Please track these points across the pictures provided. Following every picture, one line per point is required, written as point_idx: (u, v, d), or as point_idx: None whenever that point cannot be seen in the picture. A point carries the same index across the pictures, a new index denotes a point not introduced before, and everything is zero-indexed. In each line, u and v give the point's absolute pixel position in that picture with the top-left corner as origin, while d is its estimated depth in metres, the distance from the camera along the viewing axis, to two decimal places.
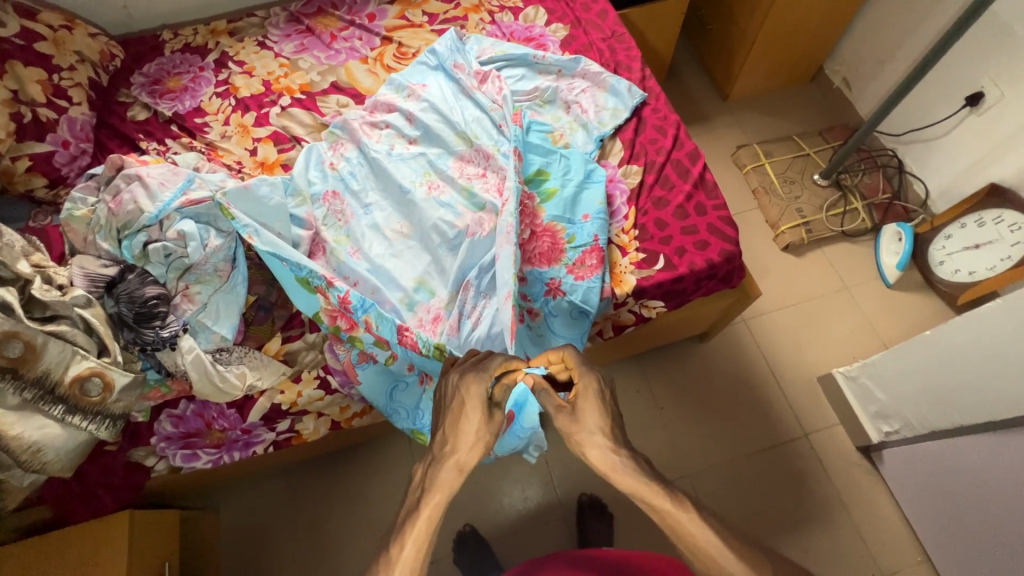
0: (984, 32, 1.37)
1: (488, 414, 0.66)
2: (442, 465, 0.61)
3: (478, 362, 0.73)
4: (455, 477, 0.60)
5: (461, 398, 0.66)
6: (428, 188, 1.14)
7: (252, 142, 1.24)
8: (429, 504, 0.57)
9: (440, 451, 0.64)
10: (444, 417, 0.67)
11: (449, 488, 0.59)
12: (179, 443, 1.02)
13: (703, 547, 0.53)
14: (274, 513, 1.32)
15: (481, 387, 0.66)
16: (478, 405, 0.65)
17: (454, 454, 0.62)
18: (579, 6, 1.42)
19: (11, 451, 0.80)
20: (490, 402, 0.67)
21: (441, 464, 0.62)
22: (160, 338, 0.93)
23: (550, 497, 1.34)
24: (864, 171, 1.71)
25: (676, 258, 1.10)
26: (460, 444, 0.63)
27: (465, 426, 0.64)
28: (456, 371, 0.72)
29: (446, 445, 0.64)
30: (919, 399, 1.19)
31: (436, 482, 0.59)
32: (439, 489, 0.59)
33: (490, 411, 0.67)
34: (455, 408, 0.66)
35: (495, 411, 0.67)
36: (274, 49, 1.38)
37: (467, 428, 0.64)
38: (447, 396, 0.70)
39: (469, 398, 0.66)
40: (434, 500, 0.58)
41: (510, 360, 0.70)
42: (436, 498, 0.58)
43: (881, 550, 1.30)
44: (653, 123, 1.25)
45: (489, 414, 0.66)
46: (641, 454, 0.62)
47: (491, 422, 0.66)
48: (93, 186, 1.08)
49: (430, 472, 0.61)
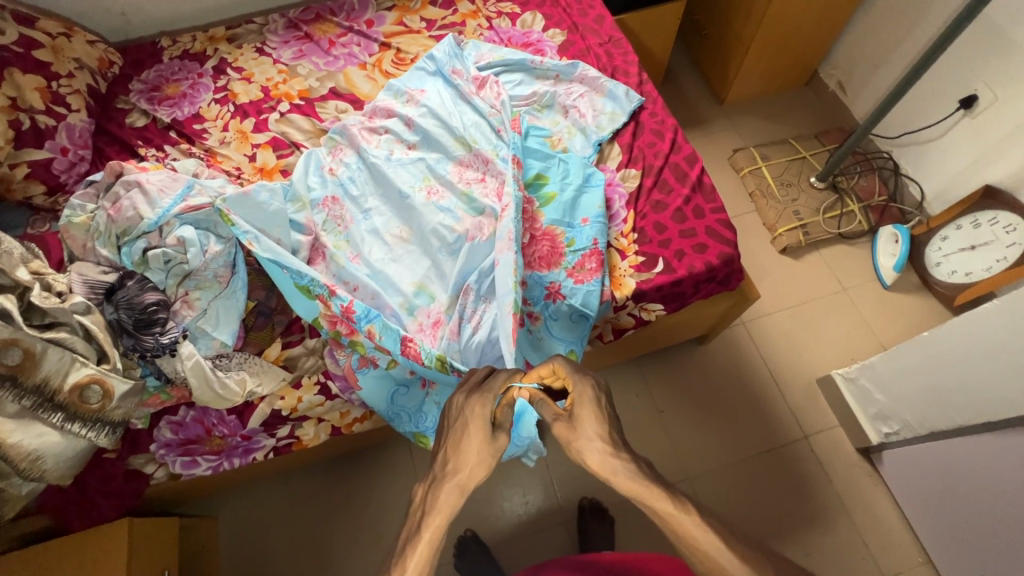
0: (977, 36, 1.38)
1: (492, 434, 0.65)
2: (442, 487, 0.61)
3: (482, 381, 0.73)
4: (457, 499, 0.60)
5: (466, 419, 0.67)
6: (427, 193, 1.14)
7: (250, 147, 1.24)
8: (430, 527, 0.57)
9: (442, 471, 0.63)
10: (447, 438, 0.67)
11: (451, 510, 0.59)
12: (178, 450, 1.01)
13: (704, 550, 0.53)
14: (273, 521, 1.31)
15: (485, 409, 0.66)
16: (482, 425, 0.65)
17: (455, 474, 0.62)
18: (577, 11, 1.43)
19: (9, 459, 0.79)
20: (494, 423, 0.66)
21: (441, 485, 0.61)
22: (159, 345, 0.93)
23: (551, 502, 1.34)
24: (859, 172, 1.73)
25: (676, 261, 1.10)
26: (464, 463, 0.63)
27: (467, 445, 0.64)
28: (461, 391, 0.74)
29: (448, 465, 0.63)
30: (917, 399, 1.20)
31: (438, 503, 0.59)
32: (441, 510, 0.59)
33: (495, 432, 0.65)
34: (459, 429, 0.66)
35: (498, 431, 0.67)
36: (273, 55, 1.38)
37: (469, 448, 0.64)
38: (451, 418, 0.70)
39: (473, 419, 0.66)
40: (434, 523, 0.57)
41: (512, 374, 0.72)
42: (436, 520, 0.58)
43: (882, 551, 1.30)
44: (651, 127, 1.26)
45: (494, 435, 0.65)
46: (643, 458, 0.61)
47: (495, 441, 0.65)
48: (93, 193, 1.07)
49: (431, 492, 0.61)
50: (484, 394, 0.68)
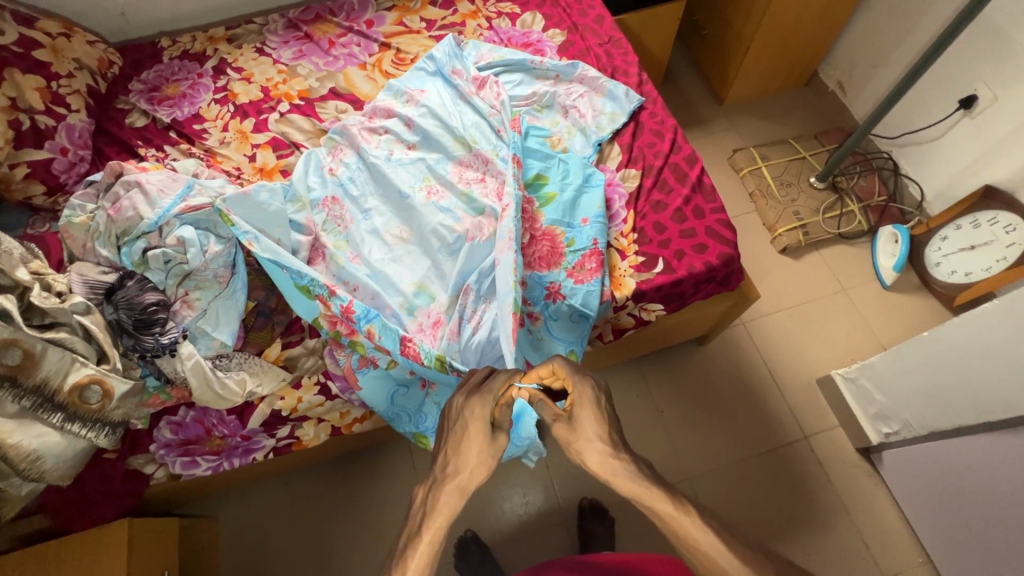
0: (976, 36, 1.38)
1: (492, 435, 0.65)
2: (443, 488, 0.61)
3: (482, 382, 0.73)
4: (457, 500, 0.60)
5: (465, 420, 0.67)
6: (427, 193, 1.14)
7: (250, 148, 1.24)
8: (430, 528, 0.57)
9: (443, 473, 0.63)
10: (447, 439, 0.67)
11: (451, 512, 0.59)
12: (178, 450, 1.01)
13: (704, 551, 0.53)
14: (273, 522, 1.31)
15: (485, 410, 0.66)
16: (482, 426, 0.65)
17: (455, 476, 0.62)
18: (576, 12, 1.43)
19: (9, 460, 0.79)
20: (494, 424, 0.66)
21: (442, 486, 0.61)
22: (159, 345, 0.93)
23: (551, 502, 1.34)
24: (859, 173, 1.73)
25: (676, 261, 1.10)
26: (464, 465, 0.63)
27: (467, 447, 0.64)
28: (461, 391, 0.74)
29: (448, 466, 0.63)
30: (917, 399, 1.20)
31: (438, 504, 0.59)
32: (441, 512, 0.59)
33: (494, 433, 0.66)
34: (459, 431, 0.66)
35: (498, 431, 0.67)
36: (273, 55, 1.38)
37: (469, 450, 0.64)
38: (450, 419, 0.70)
39: (473, 421, 0.66)
40: (435, 524, 0.57)
41: (511, 375, 0.73)
42: (437, 522, 0.57)
43: (882, 551, 1.30)
44: (651, 127, 1.26)
45: (493, 436, 0.65)
46: (643, 459, 0.61)
47: (495, 443, 0.65)
48: (93, 193, 1.06)
49: (431, 494, 0.61)
50: (485, 395, 0.68)
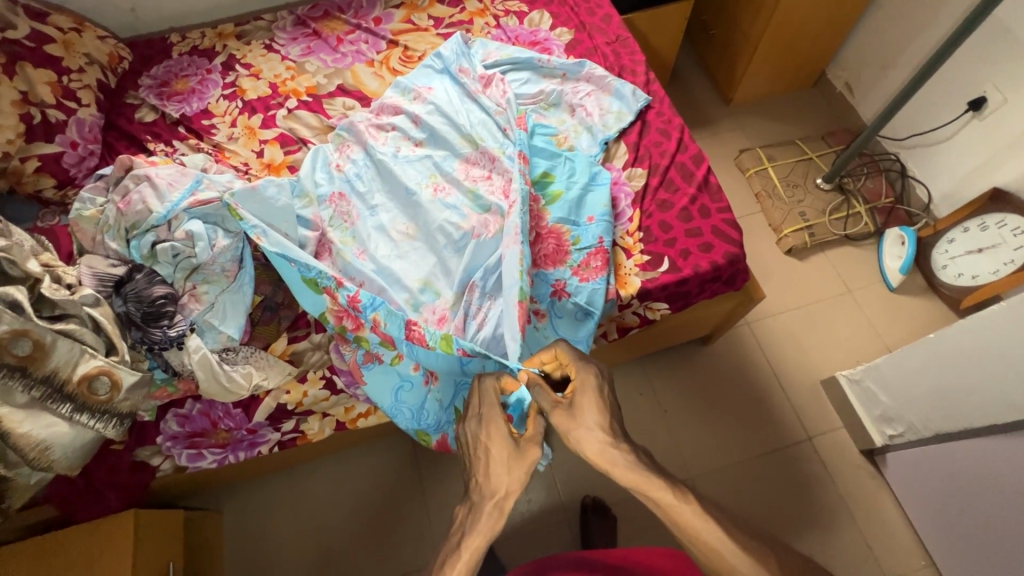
0: (985, 38, 1.38)
1: (516, 449, 0.67)
2: (480, 509, 0.63)
3: (484, 400, 0.75)
4: (496, 520, 0.62)
5: (485, 445, 0.69)
6: (433, 190, 1.15)
7: (258, 143, 1.25)
8: (468, 548, 0.59)
9: (478, 495, 0.65)
10: (473, 465, 0.69)
11: (490, 531, 0.60)
12: (185, 442, 1.02)
13: (706, 541, 0.54)
14: (274, 515, 1.32)
15: (502, 431, 0.69)
16: (506, 447, 0.68)
17: (492, 496, 0.63)
18: (584, 10, 1.43)
19: (20, 449, 0.80)
20: (516, 439, 0.69)
21: (479, 507, 0.63)
22: (167, 338, 0.94)
23: (553, 500, 1.34)
24: (866, 174, 1.71)
25: (681, 259, 1.10)
26: (497, 484, 0.64)
27: (495, 468, 0.66)
28: (470, 416, 0.75)
29: (483, 489, 0.65)
30: (921, 401, 1.20)
31: (477, 524, 0.61)
32: (480, 532, 0.61)
33: (519, 447, 0.67)
34: (482, 455, 0.68)
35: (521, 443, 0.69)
36: (281, 52, 1.39)
37: (498, 469, 0.66)
38: (469, 445, 0.72)
39: (493, 445, 0.68)
40: (474, 543, 0.60)
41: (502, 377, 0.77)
42: (475, 541, 0.60)
43: (885, 553, 1.29)
44: (657, 126, 1.26)
45: (520, 450, 0.67)
46: (643, 449, 0.63)
47: (523, 454, 0.67)
48: (102, 186, 1.08)
49: (470, 515, 0.63)
50: (496, 419, 0.71)
